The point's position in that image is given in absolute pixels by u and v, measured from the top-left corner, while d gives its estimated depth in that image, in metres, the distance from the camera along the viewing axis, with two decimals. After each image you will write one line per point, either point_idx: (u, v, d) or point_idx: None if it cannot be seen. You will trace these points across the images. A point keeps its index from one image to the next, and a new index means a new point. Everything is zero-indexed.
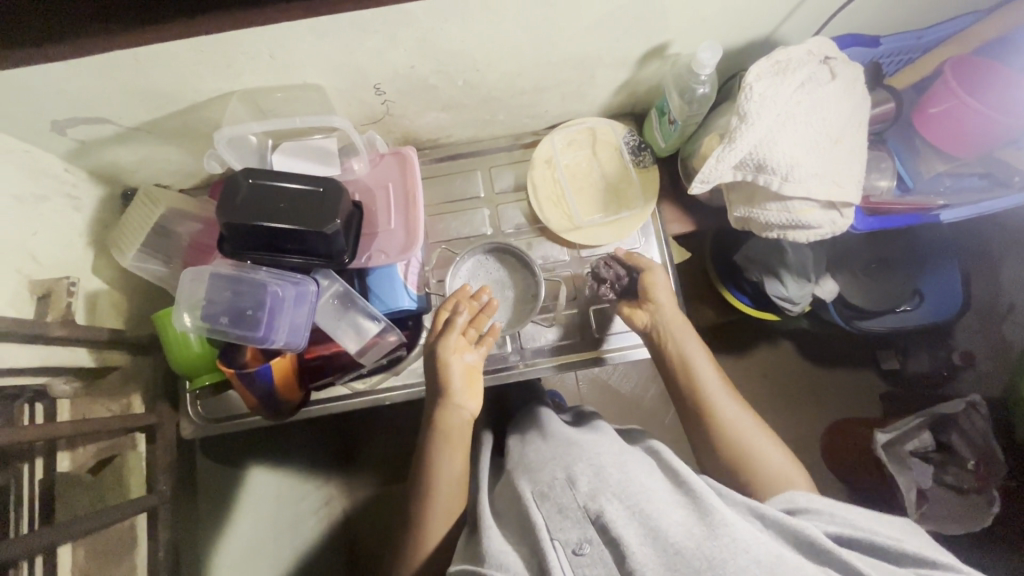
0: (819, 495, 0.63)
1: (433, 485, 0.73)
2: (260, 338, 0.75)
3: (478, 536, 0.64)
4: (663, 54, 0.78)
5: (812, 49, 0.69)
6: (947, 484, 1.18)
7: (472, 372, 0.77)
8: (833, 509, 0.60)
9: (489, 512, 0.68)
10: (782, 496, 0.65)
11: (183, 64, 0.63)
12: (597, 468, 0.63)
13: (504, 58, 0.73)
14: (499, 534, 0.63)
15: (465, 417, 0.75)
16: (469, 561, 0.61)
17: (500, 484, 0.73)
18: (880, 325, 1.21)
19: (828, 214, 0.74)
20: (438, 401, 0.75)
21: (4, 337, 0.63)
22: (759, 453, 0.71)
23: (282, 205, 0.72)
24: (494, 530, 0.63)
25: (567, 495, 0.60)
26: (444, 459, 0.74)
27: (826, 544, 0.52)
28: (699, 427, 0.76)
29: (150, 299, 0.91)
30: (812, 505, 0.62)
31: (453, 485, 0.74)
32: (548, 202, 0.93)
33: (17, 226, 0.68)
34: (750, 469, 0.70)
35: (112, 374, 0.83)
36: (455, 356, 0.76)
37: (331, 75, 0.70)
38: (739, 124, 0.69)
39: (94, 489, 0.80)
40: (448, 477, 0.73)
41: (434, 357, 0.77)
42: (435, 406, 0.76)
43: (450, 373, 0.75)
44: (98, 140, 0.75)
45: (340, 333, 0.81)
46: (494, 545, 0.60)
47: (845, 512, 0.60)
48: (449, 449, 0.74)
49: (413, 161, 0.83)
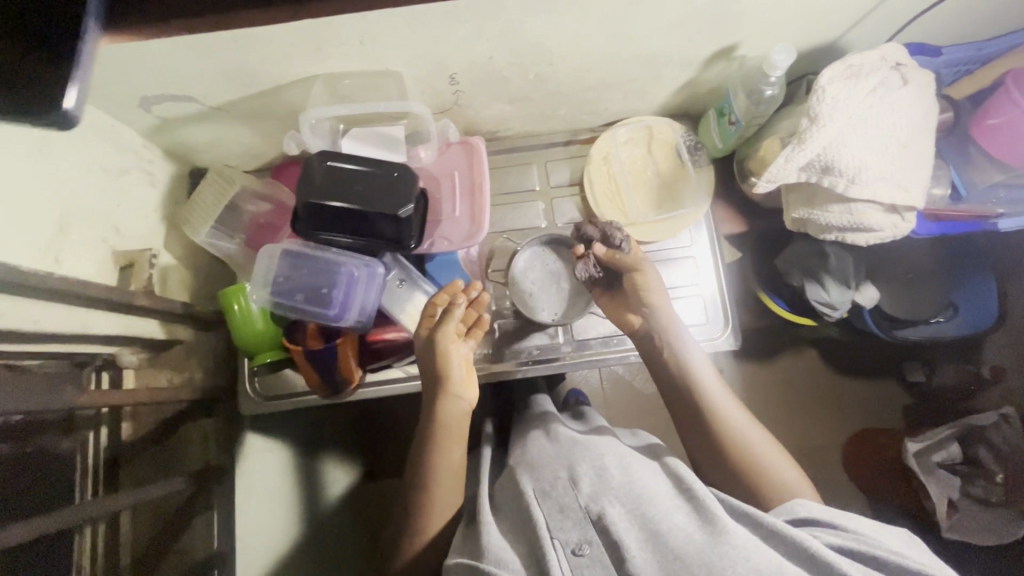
0: (819, 503, 0.62)
1: (432, 482, 0.72)
2: (334, 317, 0.80)
3: (476, 529, 0.66)
4: (730, 55, 0.80)
5: (884, 55, 0.70)
6: (973, 496, 1.17)
7: (466, 363, 0.78)
8: (835, 519, 0.59)
9: (488, 507, 0.69)
10: (784, 505, 0.63)
11: (278, 46, 0.65)
12: (600, 471, 0.66)
13: (576, 53, 0.75)
14: (497, 530, 0.65)
15: (463, 407, 0.75)
16: (466, 555, 0.63)
17: (502, 479, 0.75)
18: (913, 334, 1.20)
19: (890, 217, 0.75)
20: (437, 392, 0.75)
21: (94, 304, 0.65)
22: (760, 456, 0.70)
23: (360, 188, 0.75)
24: (494, 527, 0.65)
25: (569, 495, 0.64)
26: (445, 455, 0.73)
27: (824, 555, 0.52)
28: (694, 433, 0.75)
29: (214, 276, 0.93)
30: (813, 515, 0.60)
31: (451, 479, 0.73)
32: (604, 197, 0.94)
33: (103, 197, 0.70)
34: (752, 473, 0.69)
35: (177, 348, 0.84)
36: (453, 348, 0.76)
37: (412, 63, 0.72)
38: (810, 125, 0.71)
39: (154, 458, 0.83)
40: (450, 468, 0.73)
41: (431, 352, 0.76)
42: (436, 400, 0.75)
43: (451, 365, 0.75)
44: (179, 119, 0.77)
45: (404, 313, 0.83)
46: (493, 542, 0.62)
47: (847, 523, 0.59)
48: (448, 440, 0.73)
49: (480, 149, 0.86)
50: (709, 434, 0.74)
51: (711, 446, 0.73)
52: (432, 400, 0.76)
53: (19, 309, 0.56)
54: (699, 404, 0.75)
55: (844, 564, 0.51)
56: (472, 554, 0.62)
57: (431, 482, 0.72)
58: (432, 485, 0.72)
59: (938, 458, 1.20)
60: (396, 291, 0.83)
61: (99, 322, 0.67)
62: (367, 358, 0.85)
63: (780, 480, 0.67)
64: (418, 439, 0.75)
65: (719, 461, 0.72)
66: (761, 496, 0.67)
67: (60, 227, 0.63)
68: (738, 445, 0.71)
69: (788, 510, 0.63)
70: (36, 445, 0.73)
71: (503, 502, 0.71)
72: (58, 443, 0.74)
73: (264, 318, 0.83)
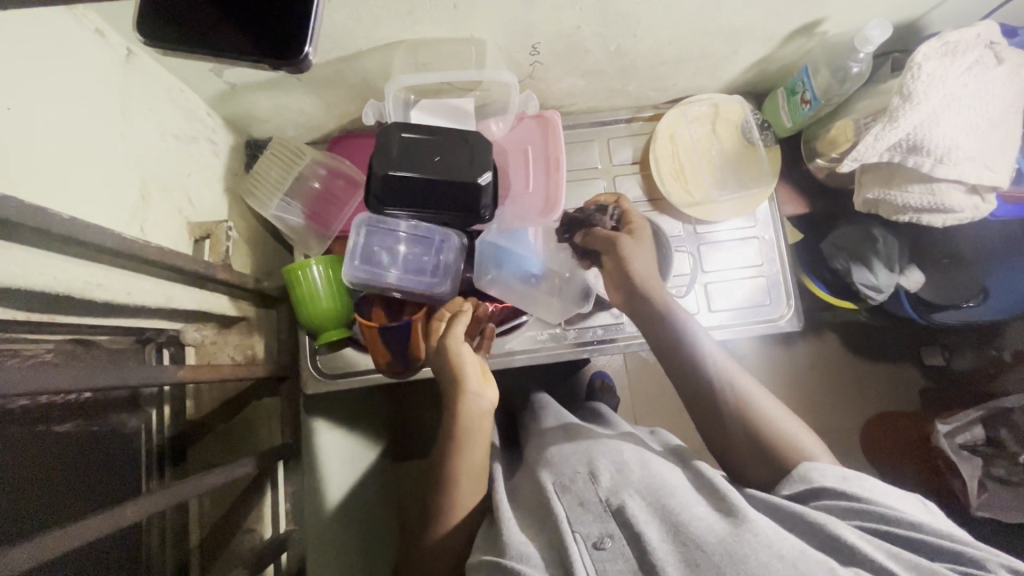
0: (832, 467, 0.61)
1: (452, 484, 0.69)
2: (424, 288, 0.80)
3: (496, 527, 0.64)
4: (813, 31, 0.78)
5: (980, 34, 0.69)
6: (997, 478, 1.11)
7: (480, 364, 0.74)
8: (852, 488, 0.58)
9: (506, 503, 0.68)
10: (796, 470, 0.62)
11: (370, 8, 0.61)
12: (619, 466, 0.66)
13: (662, 25, 0.73)
14: (517, 527, 0.63)
15: (484, 406, 0.70)
16: (488, 553, 0.62)
17: (524, 476, 0.74)
18: (948, 318, 1.21)
19: (971, 198, 0.75)
20: (451, 396, 0.71)
21: (176, 277, 0.62)
22: (758, 409, 0.67)
23: (438, 158, 0.74)
24: (514, 524, 0.64)
25: (589, 489, 0.64)
26: (459, 453, 0.69)
27: (847, 542, 0.52)
28: (701, 415, 0.71)
29: (271, 252, 0.90)
30: (828, 484, 0.59)
31: (474, 478, 0.70)
32: (670, 175, 0.93)
33: (176, 166, 0.68)
34: (750, 428, 0.67)
35: (237, 325, 0.82)
36: (467, 354, 0.72)
37: (499, 30, 0.70)
38: (901, 104, 0.70)
39: (223, 437, 0.82)
40: (470, 467, 0.69)
41: (445, 355, 0.72)
42: (450, 399, 0.71)
43: (467, 368, 0.71)
44: (247, 86, 0.73)
45: (502, 291, 0.85)
46: (515, 537, 0.61)
47: (863, 491, 0.58)
48: (470, 442, 0.69)
49: (556, 124, 0.85)
50: (713, 403, 0.70)
51: (709, 416, 0.70)
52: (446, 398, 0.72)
53: (115, 281, 0.54)
54: (694, 373, 0.71)
55: (869, 549, 0.51)
56: (493, 551, 0.61)
57: (452, 480, 0.69)
58: (453, 484, 0.69)
59: (962, 440, 1.16)
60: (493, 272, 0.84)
61: (180, 297, 0.64)
62: None
63: (776, 432, 0.66)
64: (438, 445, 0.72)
65: (720, 427, 0.69)
66: (762, 448, 0.66)
67: (143, 194, 0.61)
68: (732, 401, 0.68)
69: (802, 475, 0.61)
70: (106, 422, 0.69)
71: (524, 499, 0.69)
72: (126, 421, 0.72)
73: (331, 296, 0.81)
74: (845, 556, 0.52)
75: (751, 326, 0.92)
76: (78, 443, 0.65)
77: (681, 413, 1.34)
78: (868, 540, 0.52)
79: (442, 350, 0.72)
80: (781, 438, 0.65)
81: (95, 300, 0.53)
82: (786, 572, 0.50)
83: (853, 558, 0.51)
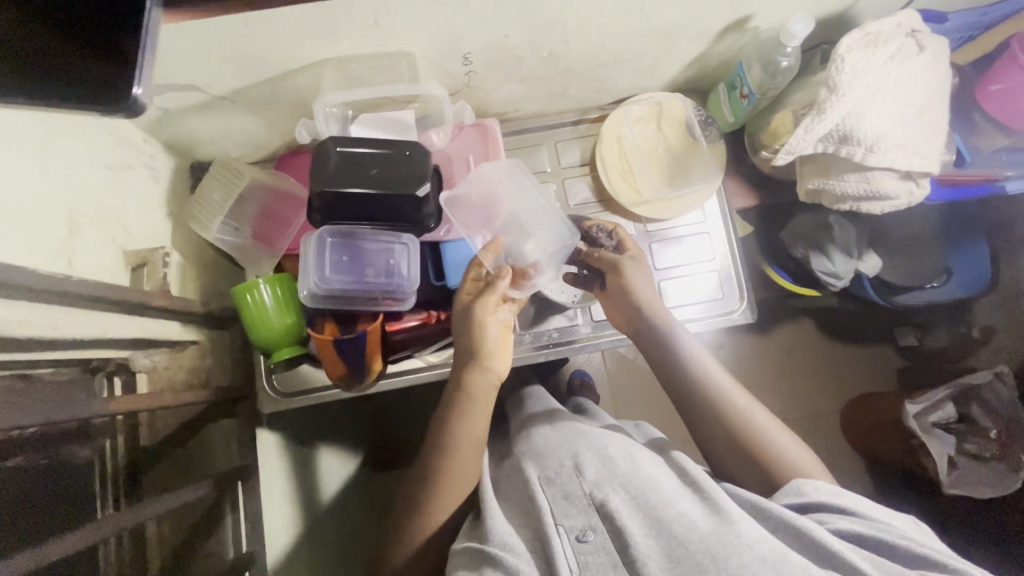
0: (826, 483, 0.62)
1: (445, 465, 0.69)
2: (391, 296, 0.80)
3: (482, 516, 0.65)
4: (744, 27, 0.79)
5: (900, 22, 0.70)
6: (969, 454, 1.12)
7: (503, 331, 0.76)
8: (839, 500, 0.59)
9: (492, 491, 0.68)
10: (788, 484, 0.63)
11: (291, 29, 0.62)
12: (604, 459, 0.66)
13: (592, 28, 0.74)
14: (503, 515, 0.64)
15: (491, 378, 0.73)
16: (472, 540, 0.63)
17: (507, 467, 0.74)
18: (914, 300, 1.16)
19: (905, 184, 0.76)
20: (466, 363, 0.73)
21: (110, 306, 0.63)
22: (752, 421, 0.70)
23: (373, 171, 0.73)
24: (499, 512, 0.64)
25: (573, 482, 0.64)
26: (462, 423, 0.70)
27: (831, 547, 0.53)
28: (698, 424, 0.73)
29: (222, 274, 0.90)
30: (820, 496, 0.60)
31: (474, 449, 0.71)
32: (618, 176, 0.94)
33: (108, 195, 0.67)
34: (742, 440, 0.69)
35: (190, 349, 0.82)
36: (491, 318, 0.74)
37: (427, 43, 0.70)
38: (829, 96, 0.71)
39: (178, 463, 0.81)
40: (466, 442, 0.70)
41: (470, 320, 0.73)
42: (466, 369, 0.73)
43: (488, 339, 0.73)
44: (180, 109, 0.73)
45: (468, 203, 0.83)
46: (500, 527, 0.62)
47: (848, 502, 0.59)
48: (471, 411, 0.71)
49: (495, 132, 0.87)
50: (707, 415, 0.72)
51: (703, 425, 0.73)
52: (460, 371, 0.73)
53: (37, 317, 0.54)
54: (691, 378, 0.75)
55: (851, 556, 0.52)
56: (478, 538, 0.62)
57: (450, 450, 0.70)
58: (453, 452, 0.70)
59: (935, 417, 1.14)
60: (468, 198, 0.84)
61: (119, 326, 0.65)
62: (390, 349, 0.85)
63: (770, 443, 0.68)
64: (435, 417, 0.73)
65: (714, 437, 0.71)
66: (754, 459, 0.68)
67: (71, 229, 0.61)
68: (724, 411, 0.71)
69: (793, 489, 0.62)
70: (57, 454, 0.69)
71: (508, 489, 0.70)
72: (77, 452, 0.72)
73: (281, 315, 0.81)
74: (827, 561, 0.53)
75: (706, 320, 0.92)
76: (26, 477, 0.65)
77: (662, 407, 1.33)
78: (852, 549, 0.53)
79: (471, 314, 0.73)
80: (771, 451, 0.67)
81: (17, 337, 0.53)
82: (767, 572, 0.51)
83: (834, 564, 0.52)
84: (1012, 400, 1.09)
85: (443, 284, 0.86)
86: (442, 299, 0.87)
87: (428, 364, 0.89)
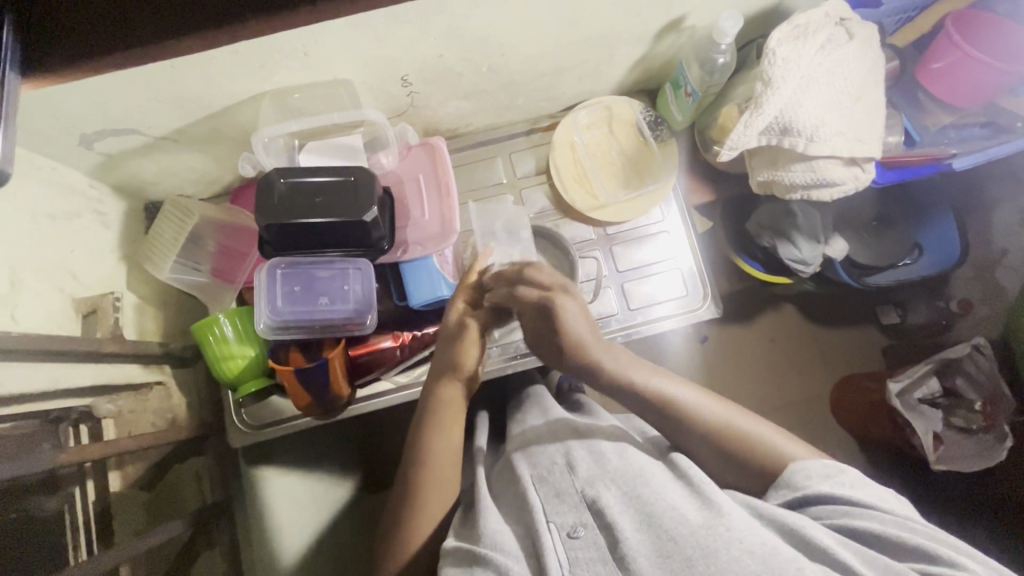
0: (817, 466, 0.58)
1: (428, 467, 0.69)
2: (347, 319, 0.81)
3: (474, 515, 0.63)
4: (680, 27, 0.79)
5: (828, 12, 0.71)
6: (955, 426, 1.11)
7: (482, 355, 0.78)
8: (833, 488, 0.55)
9: (488, 494, 0.66)
10: (784, 476, 0.58)
11: (218, 66, 0.62)
12: (597, 456, 0.64)
13: (527, 41, 0.74)
14: (497, 515, 0.62)
15: (464, 393, 0.75)
16: (464, 539, 0.60)
17: (500, 468, 0.71)
18: (887, 280, 1.13)
19: (851, 170, 0.77)
20: (444, 376, 0.74)
21: (59, 354, 0.63)
22: (729, 429, 0.63)
23: (320, 199, 0.73)
24: (493, 511, 0.62)
25: (566, 480, 0.61)
26: (437, 429, 0.71)
27: (818, 543, 0.49)
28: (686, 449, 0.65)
29: (183, 311, 0.90)
30: (815, 486, 0.56)
31: (455, 462, 0.70)
32: (573, 183, 0.95)
33: (53, 245, 0.68)
34: (709, 436, 0.64)
35: (156, 389, 0.82)
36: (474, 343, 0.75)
37: (362, 69, 0.70)
38: (764, 89, 0.72)
39: (150, 505, 0.81)
40: (445, 455, 0.70)
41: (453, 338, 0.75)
42: (439, 381, 0.75)
43: (471, 359, 0.75)
44: (123, 152, 0.73)
45: (422, 226, 0.86)
46: (491, 526, 0.59)
47: (845, 490, 0.54)
48: (446, 426, 0.72)
49: (443, 150, 0.86)
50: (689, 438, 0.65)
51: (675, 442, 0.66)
52: (435, 383, 0.75)
53: None
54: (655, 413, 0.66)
55: (837, 548, 0.49)
56: (470, 536, 0.60)
57: (429, 464, 0.69)
58: (429, 466, 0.69)
59: (919, 394, 1.12)
60: (418, 220, 0.86)
61: (66, 374, 0.67)
62: (356, 373, 0.84)
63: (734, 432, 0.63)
64: (414, 429, 0.74)
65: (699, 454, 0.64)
66: (725, 450, 0.63)
67: (12, 282, 0.61)
68: (686, 417, 0.65)
69: (788, 481, 0.58)
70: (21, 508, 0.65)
71: (502, 488, 0.67)
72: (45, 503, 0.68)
73: (245, 349, 0.81)
74: (816, 557, 0.49)
75: (669, 320, 0.92)
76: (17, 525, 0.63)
77: None
78: (841, 544, 0.49)
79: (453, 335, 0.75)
80: (735, 432, 0.63)
81: None
82: (755, 567, 0.47)
83: (822, 558, 0.48)
84: (993, 373, 1.08)
85: (406, 304, 0.86)
86: (406, 318, 0.87)
87: (398, 386, 0.88)
